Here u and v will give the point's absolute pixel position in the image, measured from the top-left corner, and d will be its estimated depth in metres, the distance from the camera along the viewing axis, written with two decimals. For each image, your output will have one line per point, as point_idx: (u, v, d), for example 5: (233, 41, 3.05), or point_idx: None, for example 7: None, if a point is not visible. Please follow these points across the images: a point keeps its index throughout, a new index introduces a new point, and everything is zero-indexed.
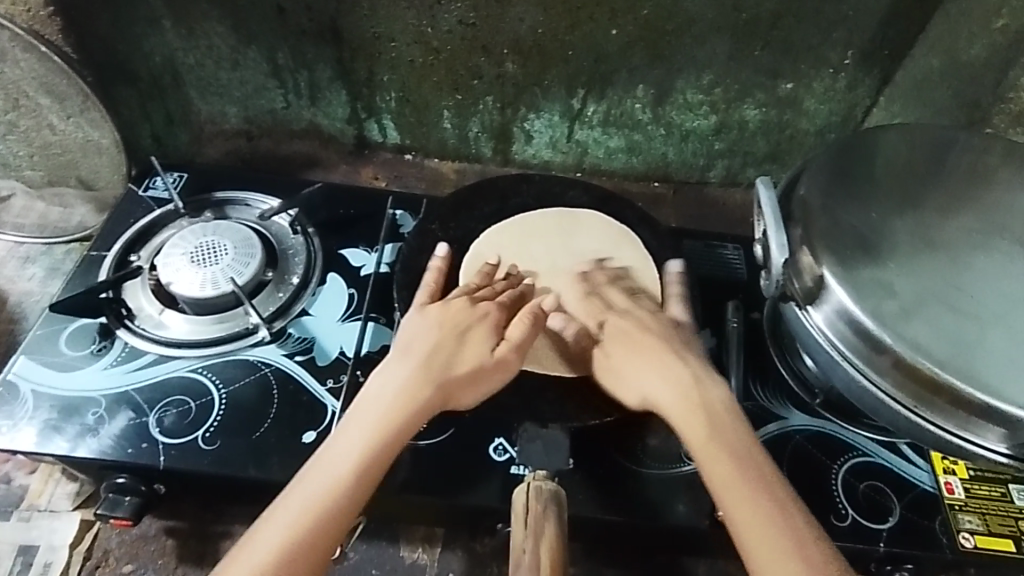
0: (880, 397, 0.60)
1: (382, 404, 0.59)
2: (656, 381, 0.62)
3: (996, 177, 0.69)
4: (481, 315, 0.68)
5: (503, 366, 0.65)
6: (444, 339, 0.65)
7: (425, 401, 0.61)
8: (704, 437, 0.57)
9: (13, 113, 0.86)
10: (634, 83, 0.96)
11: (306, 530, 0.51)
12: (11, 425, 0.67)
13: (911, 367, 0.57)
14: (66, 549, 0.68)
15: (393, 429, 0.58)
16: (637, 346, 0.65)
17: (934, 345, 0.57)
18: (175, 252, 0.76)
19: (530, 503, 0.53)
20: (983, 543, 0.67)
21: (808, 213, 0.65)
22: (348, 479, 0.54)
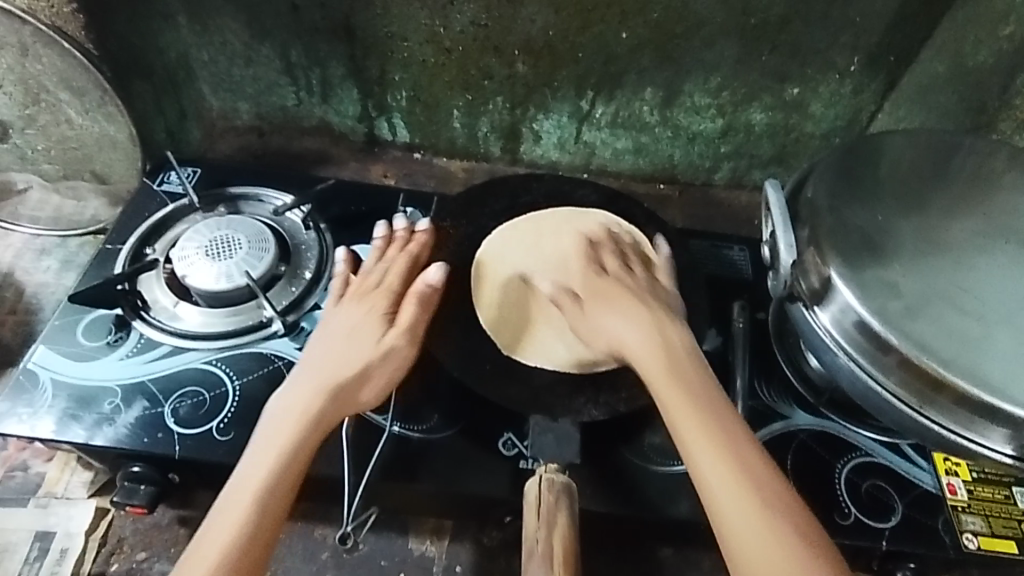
0: (885, 396, 0.61)
1: (290, 411, 0.62)
2: (623, 326, 0.67)
3: (1000, 182, 0.70)
4: (365, 318, 0.71)
5: (396, 360, 0.69)
6: (340, 347, 0.69)
7: (324, 405, 0.64)
8: (693, 420, 0.59)
9: (32, 107, 0.87)
10: (643, 85, 0.98)
11: (238, 536, 0.54)
12: (30, 413, 0.68)
13: (917, 367, 0.58)
14: (82, 535, 0.69)
15: (302, 431, 0.61)
16: (610, 298, 0.69)
17: (939, 345, 0.58)
18: (190, 245, 0.77)
19: (543, 495, 0.54)
20: (987, 545, 0.68)
21: (815, 214, 0.66)
22: (265, 480, 0.57)
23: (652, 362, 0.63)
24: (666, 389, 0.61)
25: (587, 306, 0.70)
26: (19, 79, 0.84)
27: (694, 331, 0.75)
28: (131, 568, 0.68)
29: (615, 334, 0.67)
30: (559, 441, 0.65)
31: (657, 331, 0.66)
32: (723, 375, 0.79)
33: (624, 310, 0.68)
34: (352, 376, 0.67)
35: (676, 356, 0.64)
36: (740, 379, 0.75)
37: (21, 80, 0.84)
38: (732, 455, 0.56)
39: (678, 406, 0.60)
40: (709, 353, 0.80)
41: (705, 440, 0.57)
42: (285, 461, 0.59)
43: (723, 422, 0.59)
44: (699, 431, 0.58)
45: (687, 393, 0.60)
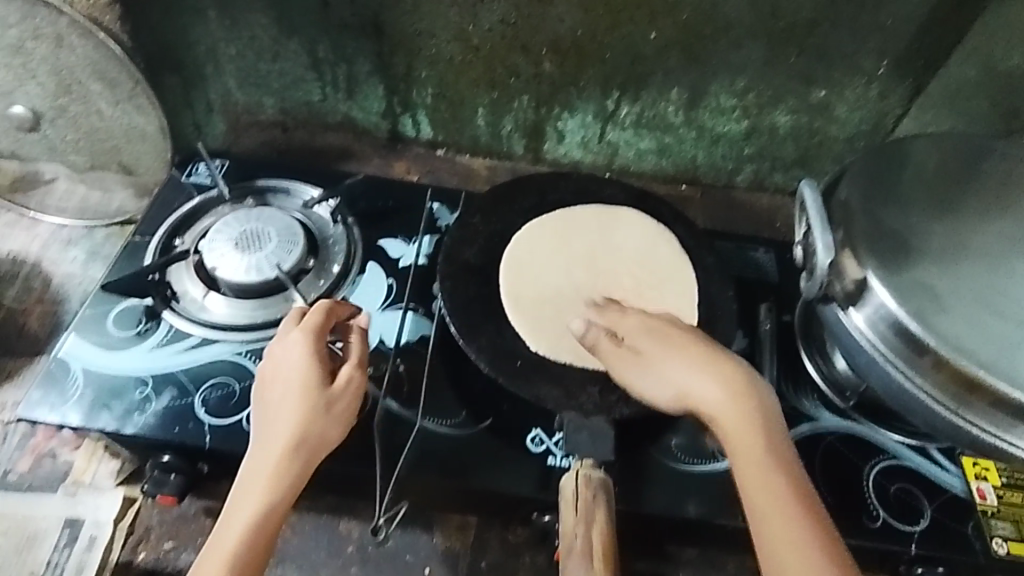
0: (919, 396, 0.61)
1: (256, 475, 0.57)
2: (690, 369, 0.62)
3: None
4: (306, 353, 0.63)
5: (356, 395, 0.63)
6: (291, 391, 0.61)
7: (294, 461, 0.58)
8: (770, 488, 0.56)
9: (63, 98, 0.86)
10: (668, 86, 0.98)
11: None
12: (63, 401, 0.68)
13: (953, 369, 0.58)
14: (110, 524, 0.69)
15: (270, 498, 0.56)
16: (672, 343, 0.64)
17: (977, 347, 0.58)
18: (219, 238, 0.78)
19: (582, 488, 0.53)
20: (1017, 551, 0.68)
21: (849, 216, 0.66)
22: (232, 558, 0.54)
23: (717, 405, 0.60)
24: (733, 426, 0.59)
25: (647, 354, 0.64)
26: (52, 70, 0.84)
27: (723, 331, 0.75)
28: (159, 558, 0.69)
29: (683, 380, 0.61)
30: (593, 437, 0.63)
31: (732, 376, 0.61)
32: (750, 377, 0.78)
33: (696, 355, 0.63)
34: (316, 425, 0.60)
35: (743, 396, 0.60)
36: (768, 382, 0.75)
37: (54, 72, 0.84)
38: (799, 517, 0.54)
39: (744, 456, 0.58)
40: (736, 354, 0.80)
41: (770, 493, 0.56)
42: (255, 534, 0.55)
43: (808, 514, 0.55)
44: (762, 483, 0.56)
45: (753, 429, 0.59)
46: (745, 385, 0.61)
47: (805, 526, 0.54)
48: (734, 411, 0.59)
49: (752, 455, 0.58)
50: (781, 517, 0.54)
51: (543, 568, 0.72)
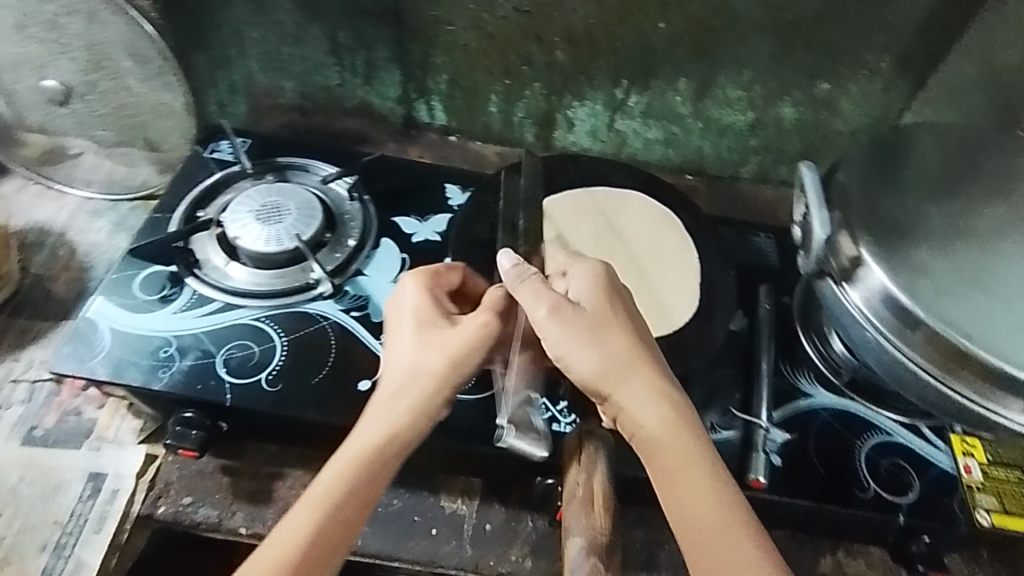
0: (911, 368, 0.63)
1: (367, 427, 0.60)
2: (643, 385, 0.59)
3: None
4: (419, 309, 0.66)
5: (480, 336, 0.63)
6: (407, 336, 0.64)
7: (415, 403, 0.61)
8: (716, 516, 0.54)
9: (94, 73, 0.90)
10: (677, 76, 1.01)
11: (298, 549, 0.53)
12: (91, 357, 0.71)
13: (944, 345, 0.61)
14: (131, 478, 0.73)
15: (384, 443, 0.59)
16: (619, 336, 0.60)
17: (967, 323, 0.61)
18: (242, 210, 0.81)
19: (584, 466, 0.57)
20: (999, 521, 0.71)
21: (847, 199, 0.69)
22: (330, 496, 0.55)
23: (647, 410, 0.58)
24: (669, 441, 0.57)
25: (594, 334, 0.60)
26: (85, 46, 0.88)
27: (723, 310, 0.77)
28: (178, 510, 0.72)
29: (628, 385, 0.59)
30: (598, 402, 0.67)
31: (663, 381, 0.60)
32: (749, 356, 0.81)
33: (648, 368, 0.60)
34: (427, 366, 0.62)
35: (675, 403, 0.59)
36: (766, 362, 0.79)
37: (87, 48, 0.88)
38: (738, 533, 0.53)
39: (671, 462, 0.56)
40: (735, 333, 0.82)
41: (697, 500, 0.55)
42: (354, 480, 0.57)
43: (749, 542, 0.53)
44: (689, 492, 0.55)
45: (692, 445, 0.57)
46: (668, 390, 0.59)
47: (742, 541, 0.53)
48: (663, 416, 0.58)
49: (681, 460, 0.56)
50: (710, 528, 0.53)
51: (545, 532, 0.75)
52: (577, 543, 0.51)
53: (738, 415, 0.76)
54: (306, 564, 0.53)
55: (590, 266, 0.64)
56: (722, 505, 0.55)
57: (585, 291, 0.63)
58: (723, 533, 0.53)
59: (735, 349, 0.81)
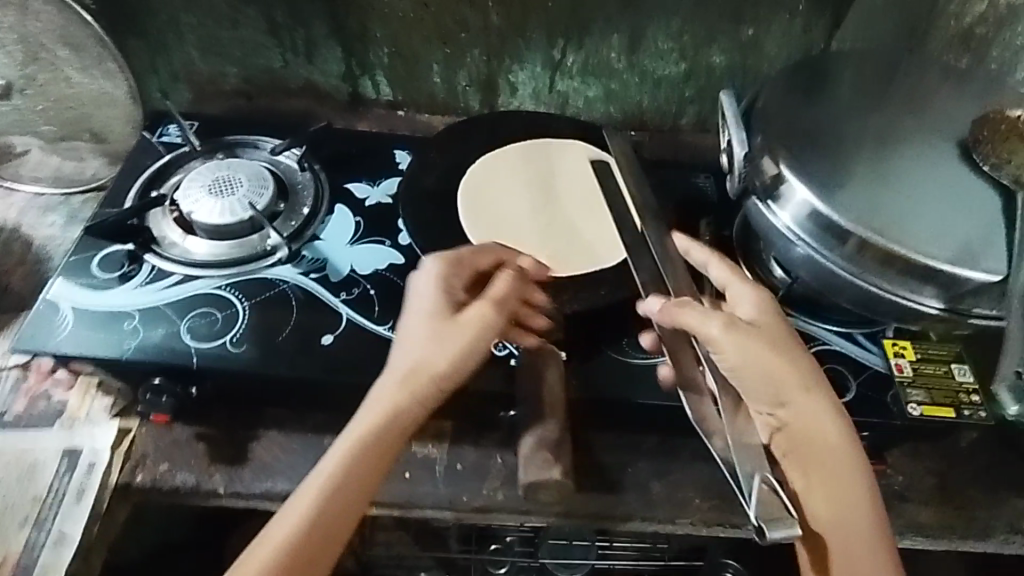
0: (846, 276, 0.68)
1: (367, 415, 0.63)
2: (813, 403, 0.66)
3: (934, 101, 0.79)
4: (430, 301, 0.67)
5: (481, 330, 0.66)
6: (416, 336, 0.66)
7: (418, 398, 0.64)
8: (856, 515, 0.65)
9: (32, 66, 0.92)
10: (609, 32, 1.05)
11: (304, 525, 0.60)
12: (58, 334, 0.73)
13: (873, 248, 0.66)
14: (107, 451, 0.74)
15: (381, 428, 0.62)
16: (784, 358, 0.65)
17: (891, 224, 0.66)
18: (194, 185, 0.83)
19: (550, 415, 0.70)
20: (928, 412, 0.77)
21: (766, 121, 0.74)
22: (332, 480, 0.61)
23: (819, 423, 0.66)
24: (830, 452, 0.66)
25: (763, 357, 0.65)
26: (20, 39, 0.90)
27: None
28: (156, 477, 0.74)
29: (801, 405, 0.66)
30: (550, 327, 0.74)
31: (832, 400, 0.67)
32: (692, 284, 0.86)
33: (820, 391, 0.66)
34: (429, 364, 0.64)
35: (844, 420, 0.67)
36: None
37: (22, 40, 0.90)
38: (870, 527, 0.65)
39: (831, 476, 0.66)
40: None
41: (849, 511, 0.65)
42: (353, 469, 0.62)
43: (878, 534, 0.66)
44: (830, 500, 0.66)
45: (853, 457, 0.66)
46: (836, 406, 0.67)
47: (872, 531, 0.65)
48: (835, 430, 0.66)
49: (841, 476, 0.66)
50: (852, 532, 0.65)
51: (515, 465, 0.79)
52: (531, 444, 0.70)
53: None
54: (311, 540, 0.60)
55: (755, 290, 0.70)
56: (865, 504, 0.66)
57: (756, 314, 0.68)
58: (857, 526, 0.65)
59: None
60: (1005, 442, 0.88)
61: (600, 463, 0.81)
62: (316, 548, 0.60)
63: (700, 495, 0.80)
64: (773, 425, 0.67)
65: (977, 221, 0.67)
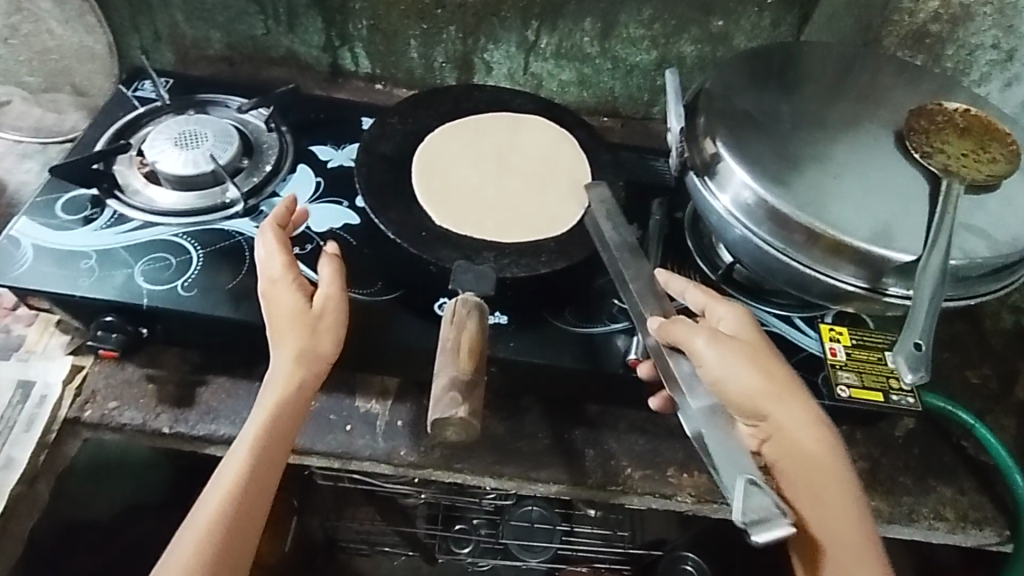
0: (777, 255, 0.70)
1: (270, 393, 0.66)
2: (794, 407, 0.67)
3: (884, 96, 0.80)
4: (284, 292, 0.69)
5: (341, 306, 0.70)
6: (289, 331, 0.67)
7: (298, 381, 0.67)
8: (846, 516, 0.65)
9: (16, 16, 0.95)
10: (582, 16, 1.07)
11: (233, 493, 0.63)
12: (16, 267, 0.76)
13: (807, 231, 0.68)
14: (59, 386, 0.77)
15: (283, 401, 0.66)
16: (760, 365, 0.67)
17: (821, 208, 0.68)
18: (160, 137, 0.86)
19: (462, 353, 0.60)
20: (856, 395, 0.78)
21: (710, 101, 0.77)
22: (250, 456, 0.65)
23: (800, 429, 0.66)
24: (814, 455, 0.66)
25: (742, 366, 0.66)
26: None
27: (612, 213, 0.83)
28: (104, 414, 0.76)
29: (784, 410, 0.66)
30: (477, 275, 0.70)
31: (809, 404, 0.68)
32: None
33: (797, 396, 0.67)
34: (312, 351, 0.67)
35: (820, 422, 0.68)
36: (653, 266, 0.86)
37: None
38: (859, 528, 0.66)
39: (817, 483, 0.66)
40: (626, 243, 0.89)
41: (835, 512, 0.65)
42: (258, 453, 0.65)
43: (867, 534, 0.66)
44: (815, 506, 0.66)
45: (837, 459, 0.67)
46: (815, 413, 0.67)
47: (863, 533, 0.66)
48: (814, 438, 0.67)
49: (825, 479, 0.66)
50: (844, 535, 0.65)
51: None
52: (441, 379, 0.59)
53: (622, 312, 0.83)
54: (239, 504, 0.63)
55: (736, 307, 0.71)
56: (852, 505, 0.66)
57: (737, 330, 0.70)
58: (848, 528, 0.65)
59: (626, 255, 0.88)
60: (939, 433, 0.90)
61: (536, 428, 0.84)
62: (251, 511, 0.64)
63: (633, 466, 0.82)
64: (760, 436, 0.68)
65: (904, 207, 0.69)
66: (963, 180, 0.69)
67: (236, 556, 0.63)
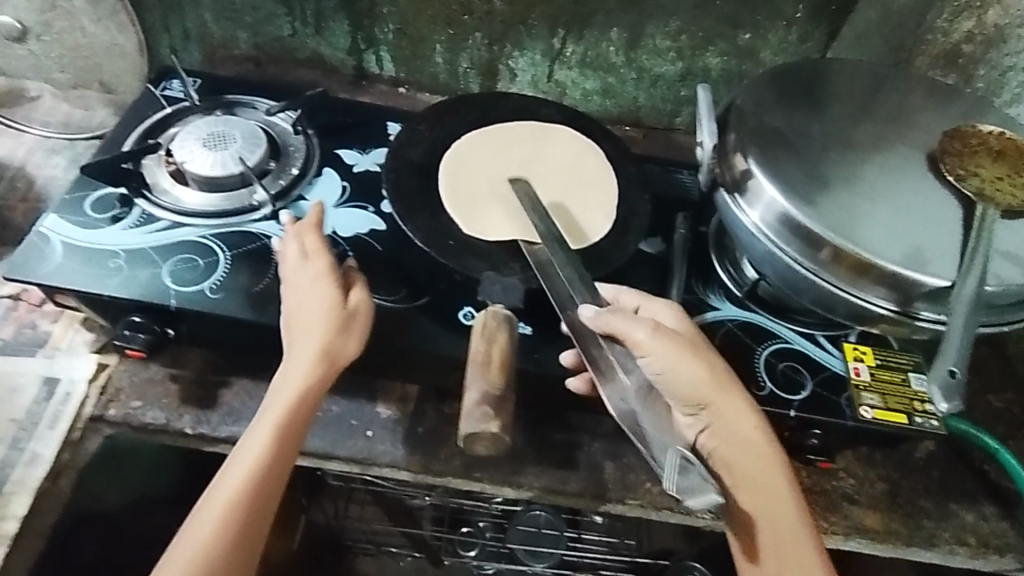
0: (806, 274, 0.70)
1: (284, 387, 0.66)
2: (734, 401, 0.66)
3: (915, 117, 0.80)
4: (317, 290, 0.69)
5: (367, 310, 0.71)
6: (312, 331, 0.67)
7: (318, 377, 0.66)
8: (785, 510, 0.65)
9: (49, 13, 0.96)
10: (609, 26, 1.07)
11: (248, 489, 0.63)
12: (45, 265, 0.76)
13: (839, 253, 0.68)
14: (84, 383, 0.78)
15: (299, 397, 0.66)
16: (704, 359, 0.65)
17: (853, 229, 0.68)
18: (189, 137, 0.86)
19: (493, 364, 0.62)
20: (881, 416, 0.77)
21: (741, 118, 0.76)
22: (266, 452, 0.64)
23: (739, 423, 0.65)
24: (751, 449, 0.65)
25: (687, 360, 0.64)
26: None
27: (637, 226, 0.83)
28: (127, 412, 0.77)
29: (727, 405, 0.65)
30: (505, 288, 0.72)
31: (747, 399, 0.67)
32: (662, 275, 0.88)
33: (738, 391, 0.67)
34: (337, 351, 0.67)
35: (758, 415, 0.67)
36: (677, 280, 0.86)
37: None
38: (798, 522, 0.65)
39: (758, 473, 0.65)
40: (650, 256, 0.90)
41: (774, 506, 0.65)
42: (273, 448, 0.64)
43: (808, 528, 0.65)
44: (755, 496, 0.65)
45: (773, 453, 0.66)
46: (753, 403, 0.67)
47: (803, 528, 0.65)
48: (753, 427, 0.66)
49: (765, 472, 0.65)
50: (784, 529, 0.64)
51: None
52: (473, 393, 0.60)
53: None
54: (254, 500, 0.63)
55: (669, 307, 0.73)
56: (789, 499, 0.65)
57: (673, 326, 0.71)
58: (788, 522, 0.65)
59: (649, 268, 0.89)
60: (959, 457, 0.89)
61: (555, 439, 0.84)
62: (264, 508, 0.64)
63: (651, 479, 0.82)
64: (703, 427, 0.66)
65: (938, 231, 0.68)
66: (997, 206, 0.69)
67: (242, 555, 0.62)
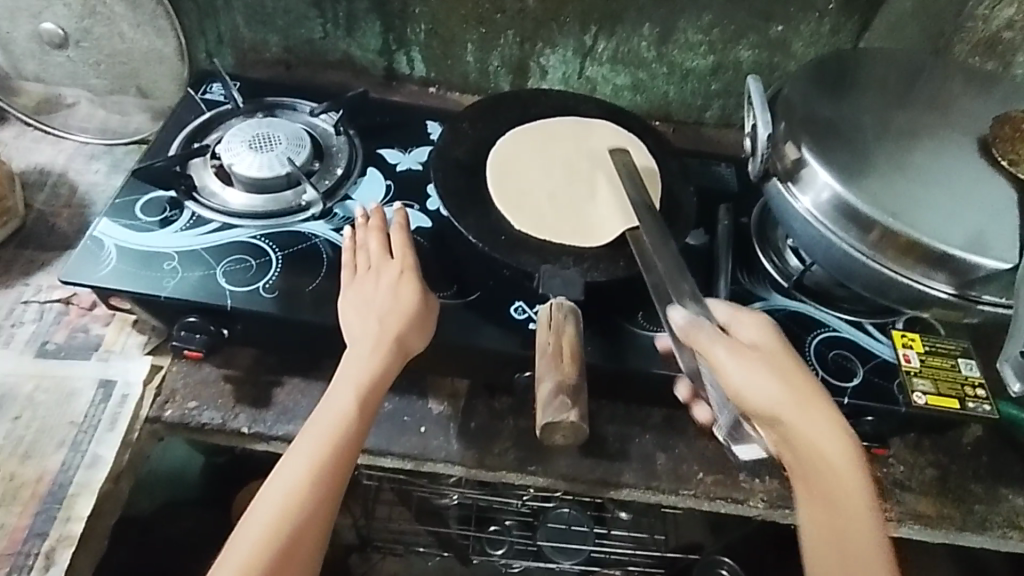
0: (865, 260, 0.70)
1: (354, 368, 0.68)
2: (825, 428, 0.64)
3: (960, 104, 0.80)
4: (391, 285, 0.72)
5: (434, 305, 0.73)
6: (389, 320, 0.70)
7: (389, 363, 0.69)
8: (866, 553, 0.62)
9: (89, 20, 0.96)
10: (641, 22, 1.08)
11: (322, 470, 0.63)
12: (100, 268, 0.76)
13: (897, 237, 0.68)
14: (140, 385, 0.79)
15: (371, 379, 0.67)
16: (792, 382, 0.64)
17: (910, 213, 0.68)
18: (235, 140, 0.86)
19: (564, 353, 0.68)
20: (933, 401, 0.78)
21: (790, 109, 0.77)
22: (338, 432, 0.65)
23: (828, 452, 0.63)
24: (838, 482, 0.63)
25: (772, 376, 0.63)
26: None
27: (684, 219, 0.84)
28: (184, 413, 0.77)
29: (817, 433, 0.63)
30: (565, 282, 0.74)
31: (843, 428, 0.64)
32: (707, 267, 0.89)
33: (829, 420, 0.64)
34: (406, 338, 0.70)
35: (853, 449, 0.64)
36: (722, 270, 0.87)
37: None
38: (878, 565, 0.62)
39: (834, 504, 0.63)
40: (694, 248, 0.91)
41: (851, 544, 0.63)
42: (345, 427, 0.66)
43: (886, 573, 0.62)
44: (835, 535, 0.63)
45: (862, 490, 0.64)
46: (847, 433, 0.65)
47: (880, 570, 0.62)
48: (851, 478, 0.64)
49: (846, 506, 0.63)
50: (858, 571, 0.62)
51: (525, 429, 0.82)
52: (548, 384, 0.66)
53: None
54: (326, 481, 0.63)
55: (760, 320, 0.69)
56: (873, 541, 0.63)
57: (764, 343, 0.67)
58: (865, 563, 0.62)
59: (695, 260, 0.89)
60: (1007, 444, 0.89)
61: (606, 433, 0.84)
62: (334, 493, 0.64)
63: (704, 470, 0.82)
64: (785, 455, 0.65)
65: (995, 214, 0.69)
66: None
67: (314, 542, 0.62)
